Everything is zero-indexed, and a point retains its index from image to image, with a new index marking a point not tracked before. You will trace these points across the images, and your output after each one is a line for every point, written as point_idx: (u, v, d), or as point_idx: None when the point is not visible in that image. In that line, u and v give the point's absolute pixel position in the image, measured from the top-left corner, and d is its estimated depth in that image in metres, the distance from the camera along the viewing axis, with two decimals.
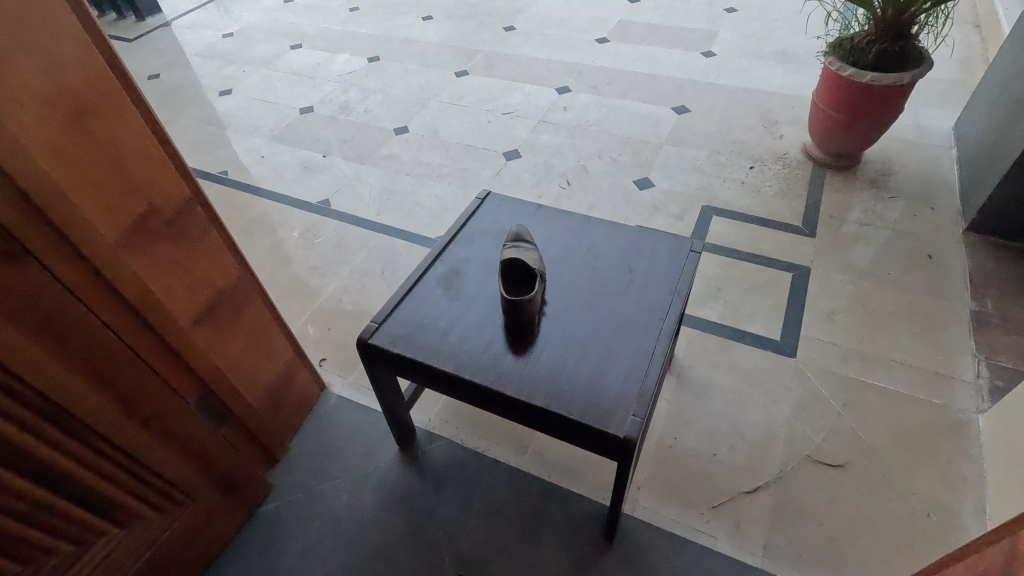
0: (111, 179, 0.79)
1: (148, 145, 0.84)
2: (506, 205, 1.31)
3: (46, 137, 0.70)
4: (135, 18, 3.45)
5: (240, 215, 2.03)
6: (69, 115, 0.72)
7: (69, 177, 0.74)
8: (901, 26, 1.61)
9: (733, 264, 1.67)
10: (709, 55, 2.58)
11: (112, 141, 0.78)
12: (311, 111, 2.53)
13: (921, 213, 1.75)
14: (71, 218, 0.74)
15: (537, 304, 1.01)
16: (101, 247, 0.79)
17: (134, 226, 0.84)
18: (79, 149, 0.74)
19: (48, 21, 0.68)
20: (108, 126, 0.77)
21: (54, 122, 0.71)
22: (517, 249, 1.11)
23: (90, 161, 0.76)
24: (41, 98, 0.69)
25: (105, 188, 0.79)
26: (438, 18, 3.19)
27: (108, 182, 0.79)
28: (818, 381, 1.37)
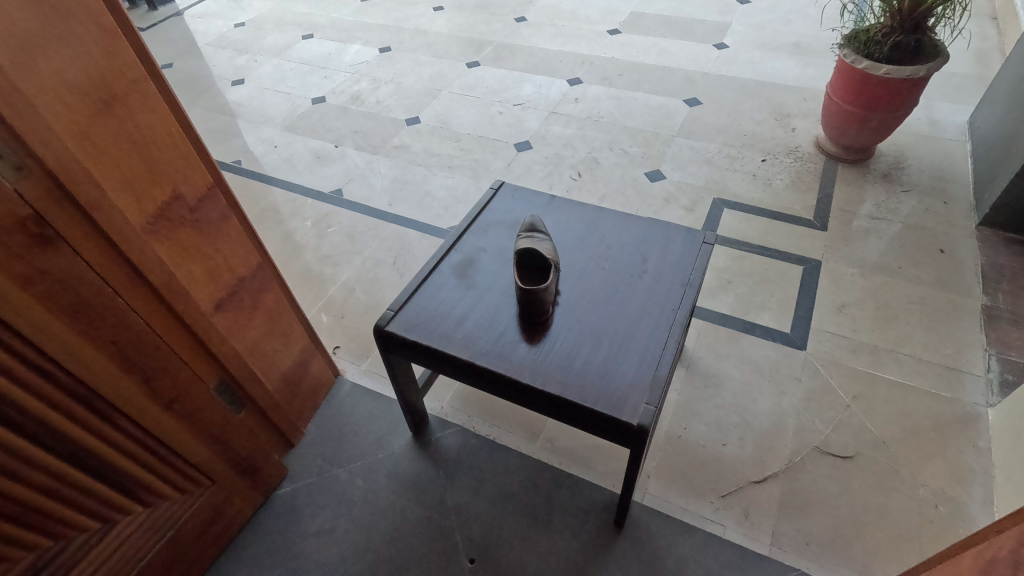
0: (138, 167, 0.81)
1: (174, 132, 0.85)
2: (520, 195, 1.32)
3: (76, 123, 0.72)
4: (147, 7, 3.47)
5: (253, 205, 2.05)
6: (97, 101, 0.74)
7: (98, 163, 0.75)
8: (917, 18, 1.60)
9: (743, 256, 1.67)
10: (721, 46, 2.57)
11: (138, 128, 0.80)
12: (323, 101, 2.54)
13: (934, 207, 1.75)
14: (101, 204, 0.76)
15: (552, 293, 1.03)
16: (128, 232, 0.80)
17: (159, 213, 0.86)
18: (107, 135, 0.76)
19: (81, 9, 0.69)
20: (135, 113, 0.79)
21: (84, 109, 0.72)
22: (528, 238, 1.12)
23: (118, 148, 0.78)
24: (72, 85, 0.70)
25: (131, 174, 0.80)
26: (449, 8, 3.19)
27: (134, 169, 0.80)
28: (827, 373, 1.38)
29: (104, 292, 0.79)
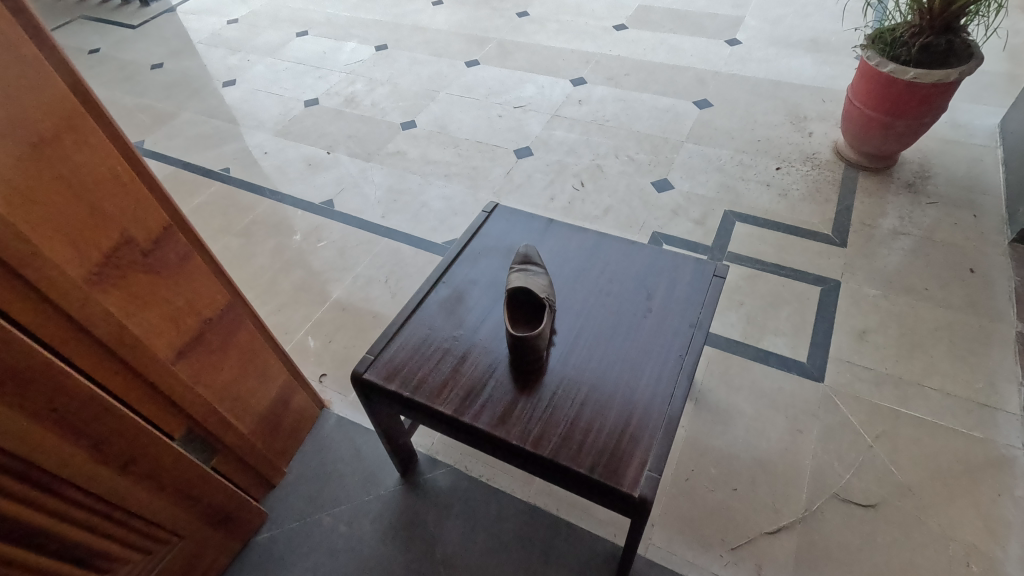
0: (78, 213, 0.72)
1: (120, 172, 0.76)
2: (515, 219, 1.22)
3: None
4: (140, 4, 3.38)
5: (242, 216, 1.96)
6: (24, 148, 0.65)
7: (26, 214, 0.67)
8: (948, 18, 1.47)
9: (757, 275, 1.56)
10: (734, 43, 2.43)
11: (76, 172, 0.71)
12: (317, 103, 2.44)
13: (963, 221, 1.62)
14: (32, 261, 0.68)
15: (546, 338, 0.93)
16: (67, 288, 0.72)
17: (106, 261, 0.78)
18: (39, 183, 0.68)
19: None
20: (71, 154, 0.70)
21: (9, 158, 0.64)
22: (520, 274, 1.02)
23: (51, 196, 0.69)
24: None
25: (70, 223, 0.72)
26: (450, 3, 3.07)
27: (74, 217, 0.72)
28: (846, 409, 1.28)
29: (39, 355, 0.71)
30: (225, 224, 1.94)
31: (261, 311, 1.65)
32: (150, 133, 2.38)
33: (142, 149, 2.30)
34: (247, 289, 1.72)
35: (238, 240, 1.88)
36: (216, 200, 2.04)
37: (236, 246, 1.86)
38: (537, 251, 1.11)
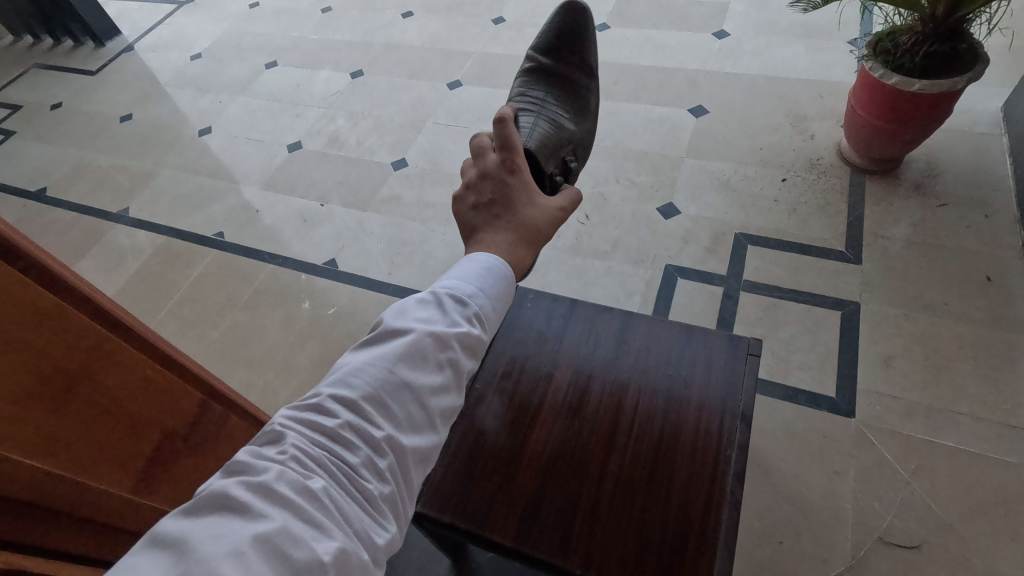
0: (118, 434, 0.66)
1: (146, 368, 0.70)
2: (569, 30, 1.27)
3: (43, 431, 0.56)
4: (95, 44, 3.29)
5: (244, 286, 1.92)
6: (57, 394, 0.58)
7: (62, 456, 0.58)
8: (952, 24, 1.44)
9: (776, 304, 1.56)
10: (722, 35, 2.38)
11: (107, 393, 0.64)
12: (300, 146, 2.37)
13: (975, 222, 1.62)
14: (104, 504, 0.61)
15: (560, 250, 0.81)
16: (130, 511, 0.65)
17: (150, 463, 0.71)
18: (77, 426, 0.60)
19: (31, 315, 0.55)
20: (90, 372, 0.62)
21: (45, 410, 0.57)
22: (527, 113, 1.07)
23: (93, 429, 0.62)
24: (31, 394, 0.55)
25: (110, 447, 0.65)
26: (420, 12, 2.96)
27: (113, 439, 0.65)
28: (879, 444, 1.30)
29: None
30: (230, 297, 1.90)
31: (283, 394, 1.63)
32: (133, 199, 2.30)
33: (128, 219, 2.22)
34: (266, 368, 1.70)
35: (245, 313, 1.84)
36: (215, 270, 1.98)
37: (245, 321, 1.82)
38: (554, 86, 1.20)
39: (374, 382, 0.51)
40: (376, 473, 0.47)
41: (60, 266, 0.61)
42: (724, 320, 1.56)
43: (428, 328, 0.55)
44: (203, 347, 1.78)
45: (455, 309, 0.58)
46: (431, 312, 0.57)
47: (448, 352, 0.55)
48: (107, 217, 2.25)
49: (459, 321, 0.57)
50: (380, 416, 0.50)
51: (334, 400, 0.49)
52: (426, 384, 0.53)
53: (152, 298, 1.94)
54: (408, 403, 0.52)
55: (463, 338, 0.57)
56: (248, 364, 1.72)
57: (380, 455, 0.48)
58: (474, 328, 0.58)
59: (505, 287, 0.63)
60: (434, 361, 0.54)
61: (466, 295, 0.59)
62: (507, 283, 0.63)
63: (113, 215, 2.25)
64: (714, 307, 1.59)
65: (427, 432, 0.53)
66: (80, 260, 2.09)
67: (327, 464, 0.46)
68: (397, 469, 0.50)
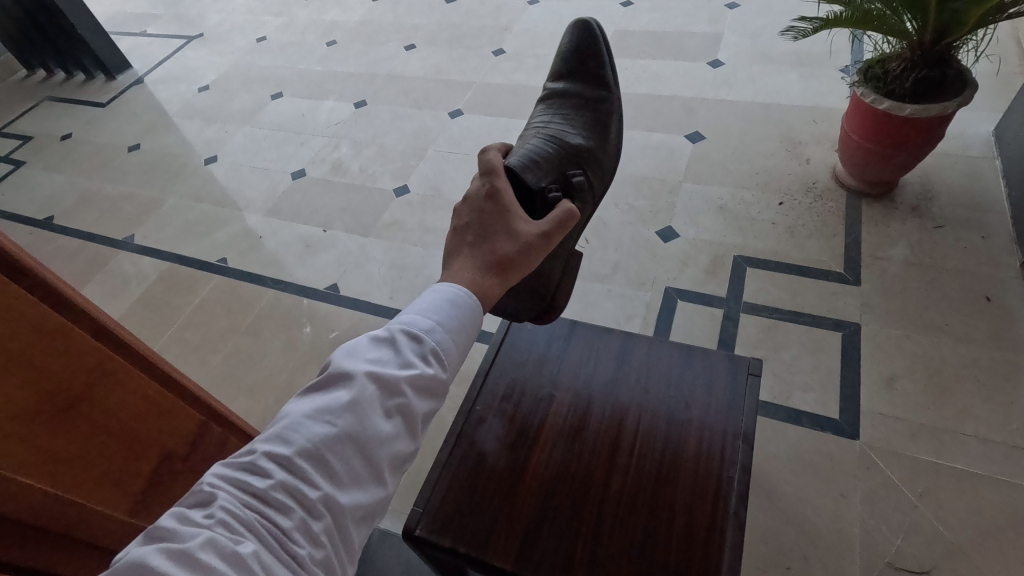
0: (116, 455, 0.65)
1: (148, 390, 0.70)
2: (579, 46, 1.23)
3: (41, 452, 0.56)
4: (105, 78, 3.38)
5: (246, 311, 1.93)
6: (57, 415, 0.58)
7: (62, 476, 0.58)
8: (940, 50, 1.48)
9: (776, 326, 1.56)
10: (716, 64, 2.44)
11: (107, 413, 0.64)
12: (304, 174, 2.41)
13: (972, 244, 1.63)
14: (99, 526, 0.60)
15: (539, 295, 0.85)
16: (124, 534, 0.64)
17: (148, 485, 0.70)
18: (75, 447, 0.60)
19: (37, 334, 0.56)
20: (93, 392, 0.63)
21: (45, 430, 0.57)
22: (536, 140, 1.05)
23: (90, 450, 0.62)
24: (32, 414, 0.55)
25: (108, 468, 0.64)
26: (422, 45, 3.05)
27: (111, 460, 0.65)
28: (885, 466, 1.28)
29: None
30: (232, 322, 1.90)
31: None
32: (139, 226, 2.33)
33: (133, 246, 2.25)
34: (267, 394, 1.69)
35: (247, 338, 1.85)
36: (218, 295, 1.99)
37: (247, 346, 1.82)
38: (577, 108, 1.17)
39: (322, 431, 0.48)
40: (312, 537, 0.44)
41: (70, 288, 0.62)
42: (724, 342, 1.56)
43: (377, 372, 0.51)
44: (203, 372, 1.78)
45: (409, 347, 0.55)
46: (383, 352, 0.54)
47: (397, 399, 0.51)
48: (112, 244, 2.28)
49: (413, 361, 0.54)
50: (320, 471, 0.46)
51: (267, 458, 0.46)
52: (374, 434, 0.49)
53: (155, 324, 1.95)
54: (354, 456, 0.48)
55: (417, 381, 0.53)
56: (248, 389, 1.71)
57: (317, 515, 0.45)
58: (432, 367, 0.55)
59: (471, 319, 0.59)
60: (383, 409, 0.51)
61: (423, 331, 0.56)
62: (473, 314, 0.59)
63: (118, 243, 2.28)
64: (714, 329, 1.59)
65: (375, 484, 0.49)
66: (84, 286, 2.11)
67: (258, 529, 0.43)
68: (339, 529, 0.46)
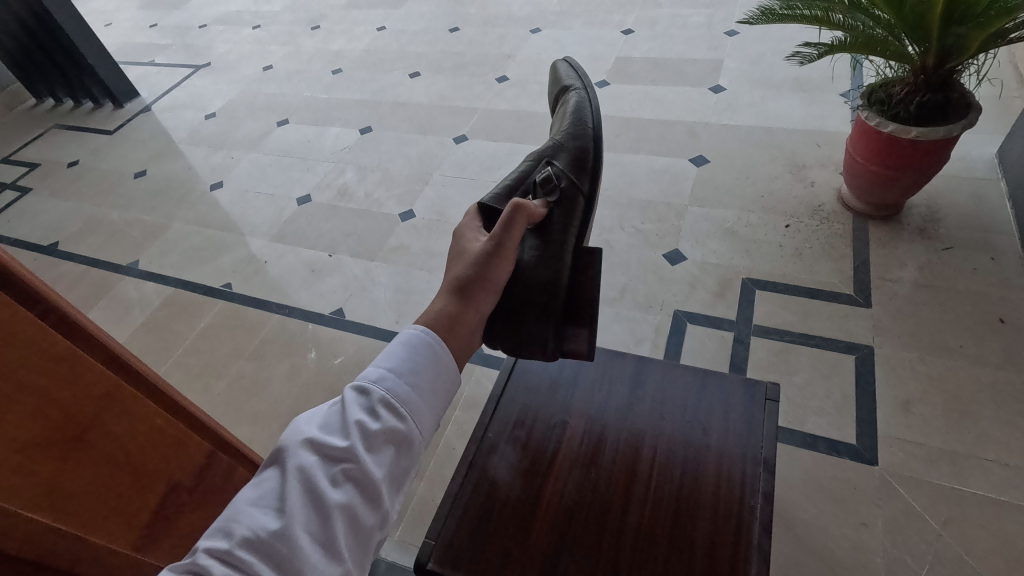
0: (122, 485, 0.63)
1: (155, 417, 0.68)
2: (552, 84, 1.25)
3: (48, 482, 0.53)
4: (113, 105, 3.42)
5: (250, 337, 1.91)
6: (64, 444, 0.56)
7: (66, 507, 0.55)
8: (943, 74, 1.50)
9: (787, 349, 1.54)
10: (718, 89, 2.48)
11: (114, 442, 0.62)
12: (309, 199, 2.42)
13: (982, 265, 1.62)
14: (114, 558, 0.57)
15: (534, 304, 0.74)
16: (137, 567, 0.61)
17: (155, 515, 0.67)
18: (82, 477, 0.58)
19: (48, 362, 0.54)
20: (99, 419, 0.61)
21: (52, 461, 0.54)
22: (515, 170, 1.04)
23: (97, 481, 0.59)
24: (39, 444, 0.53)
25: (115, 499, 0.62)
26: (426, 72, 3.10)
27: (118, 491, 0.62)
28: (906, 493, 1.25)
29: None
30: (236, 348, 1.88)
31: None
32: (144, 252, 2.33)
33: (138, 271, 2.24)
34: (271, 420, 1.67)
35: (251, 363, 1.83)
36: (222, 320, 1.98)
37: (251, 372, 1.80)
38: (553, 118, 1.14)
39: (263, 517, 0.43)
40: None
41: (80, 313, 0.61)
42: (736, 365, 1.54)
43: (318, 436, 0.47)
44: (207, 398, 1.76)
45: (358, 402, 0.50)
46: (332, 416, 0.50)
47: (347, 461, 0.46)
48: (116, 269, 2.27)
49: (362, 415, 0.49)
50: (263, 561, 0.41)
51: (205, 553, 0.41)
52: (322, 504, 0.44)
53: (158, 350, 1.93)
54: (302, 533, 0.42)
55: (368, 436, 0.48)
56: (252, 416, 1.68)
57: None
58: (386, 418, 0.50)
59: (426, 358, 0.54)
60: (328, 475, 0.45)
61: (370, 382, 0.51)
62: (426, 352, 0.55)
63: (123, 268, 2.27)
64: (725, 352, 1.57)
65: (333, 560, 0.43)
66: (87, 311, 2.10)
67: None
68: None
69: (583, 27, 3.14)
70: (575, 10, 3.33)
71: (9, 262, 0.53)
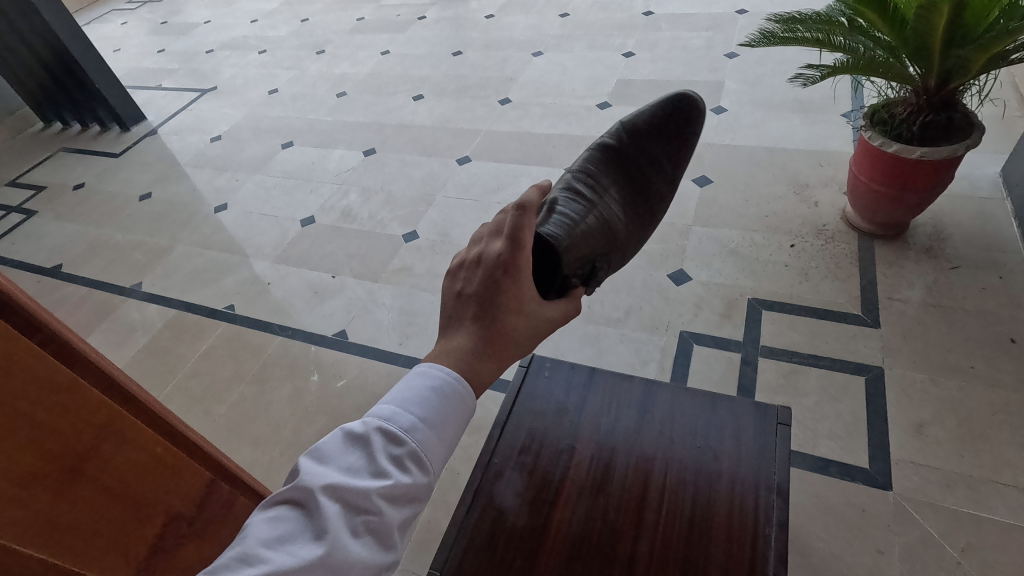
0: (119, 518, 0.61)
1: (156, 446, 0.66)
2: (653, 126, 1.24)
3: (43, 514, 0.52)
4: (119, 129, 3.46)
5: (253, 359, 1.89)
6: (61, 475, 0.55)
7: (66, 541, 0.54)
8: (945, 95, 1.51)
9: (797, 370, 1.52)
10: (719, 110, 2.50)
11: (112, 471, 0.60)
12: (313, 221, 2.42)
13: (991, 284, 1.61)
14: None
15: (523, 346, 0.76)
16: None
17: (152, 549, 0.65)
18: (79, 509, 0.56)
19: (48, 391, 0.53)
20: (97, 448, 0.59)
21: (49, 492, 0.53)
22: (572, 197, 1.01)
23: (94, 512, 0.58)
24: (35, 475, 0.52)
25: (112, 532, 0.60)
26: (430, 95, 3.13)
27: (114, 523, 0.60)
28: (922, 519, 1.22)
29: None
30: (238, 370, 1.87)
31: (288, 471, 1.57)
32: (147, 274, 2.33)
33: (141, 293, 2.24)
34: (272, 444, 1.64)
35: (253, 386, 1.81)
36: (225, 343, 1.97)
37: (253, 395, 1.78)
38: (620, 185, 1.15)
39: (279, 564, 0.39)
40: None
41: (80, 338, 0.60)
42: (744, 387, 1.51)
43: (345, 481, 0.44)
44: (208, 422, 1.74)
45: (386, 448, 0.48)
46: (356, 456, 0.47)
47: (370, 510, 0.44)
48: (120, 291, 2.27)
49: (389, 464, 0.47)
50: None
51: None
52: (343, 558, 0.41)
53: (160, 373, 1.91)
54: None
55: (393, 488, 0.46)
56: (253, 440, 1.66)
57: None
58: (410, 471, 0.48)
59: (455, 412, 0.53)
60: (350, 526, 0.43)
61: (401, 428, 0.49)
62: (458, 406, 0.53)
63: (126, 290, 2.27)
64: (733, 374, 1.55)
65: None
66: (90, 334, 2.09)
67: None
68: None
69: (584, 50, 3.18)
70: (576, 33, 3.38)
71: (8, 288, 0.52)
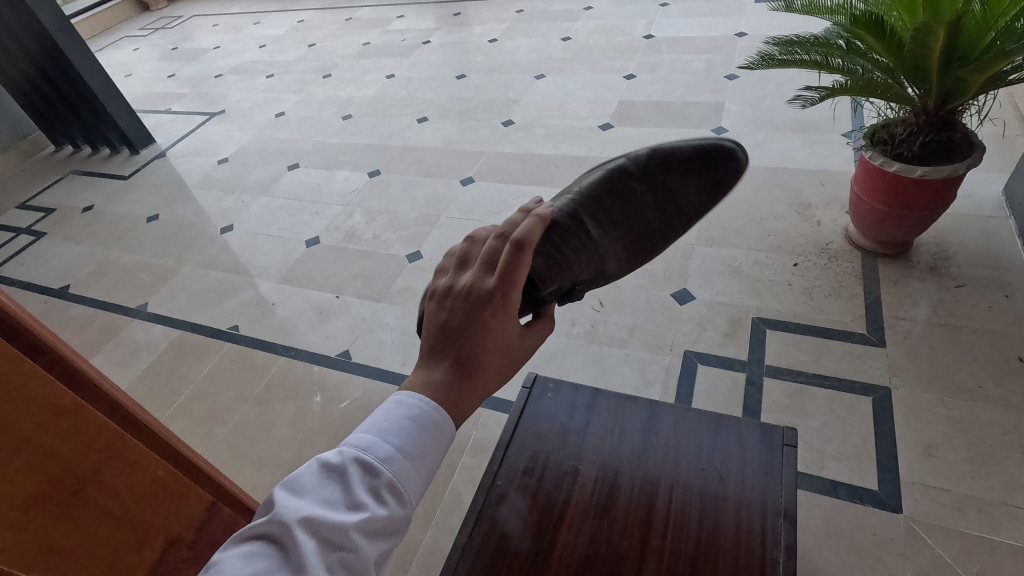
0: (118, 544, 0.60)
1: (157, 469, 0.66)
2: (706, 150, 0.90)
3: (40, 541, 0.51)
4: (129, 152, 3.52)
5: (256, 380, 1.89)
6: (61, 499, 0.54)
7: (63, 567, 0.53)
8: (944, 115, 1.51)
9: (803, 390, 1.51)
10: (719, 131, 2.52)
11: (112, 495, 0.60)
12: (318, 242, 2.44)
13: (997, 303, 1.60)
14: None
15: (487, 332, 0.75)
16: None
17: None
18: (76, 534, 0.55)
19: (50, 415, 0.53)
20: (98, 472, 0.58)
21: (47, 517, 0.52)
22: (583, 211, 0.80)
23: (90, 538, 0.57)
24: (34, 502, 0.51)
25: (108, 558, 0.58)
26: (434, 117, 3.18)
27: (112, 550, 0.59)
28: (935, 544, 1.19)
29: None
30: (240, 391, 1.86)
31: None
32: (153, 294, 2.35)
33: (146, 314, 2.25)
34: (274, 466, 1.63)
35: (256, 407, 1.81)
36: (228, 363, 1.97)
37: (255, 416, 1.78)
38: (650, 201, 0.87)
39: None
40: None
41: (82, 361, 0.60)
42: (749, 408, 1.50)
43: (322, 516, 0.43)
44: (210, 443, 1.73)
45: (363, 481, 0.47)
46: (332, 490, 0.46)
47: (345, 546, 0.43)
48: (125, 312, 2.28)
49: (366, 497, 0.46)
50: None
51: None
52: None
53: (163, 394, 1.91)
54: None
55: (368, 523, 0.45)
56: (255, 462, 1.65)
57: None
58: (387, 504, 0.47)
59: (435, 442, 0.52)
60: (327, 562, 0.42)
61: (378, 461, 0.49)
62: (437, 435, 0.52)
63: (131, 311, 2.28)
64: (738, 394, 1.53)
65: None
66: (94, 355, 2.10)
67: None
68: None
69: (586, 73, 3.23)
70: (578, 56, 3.44)
71: (14, 312, 0.53)
